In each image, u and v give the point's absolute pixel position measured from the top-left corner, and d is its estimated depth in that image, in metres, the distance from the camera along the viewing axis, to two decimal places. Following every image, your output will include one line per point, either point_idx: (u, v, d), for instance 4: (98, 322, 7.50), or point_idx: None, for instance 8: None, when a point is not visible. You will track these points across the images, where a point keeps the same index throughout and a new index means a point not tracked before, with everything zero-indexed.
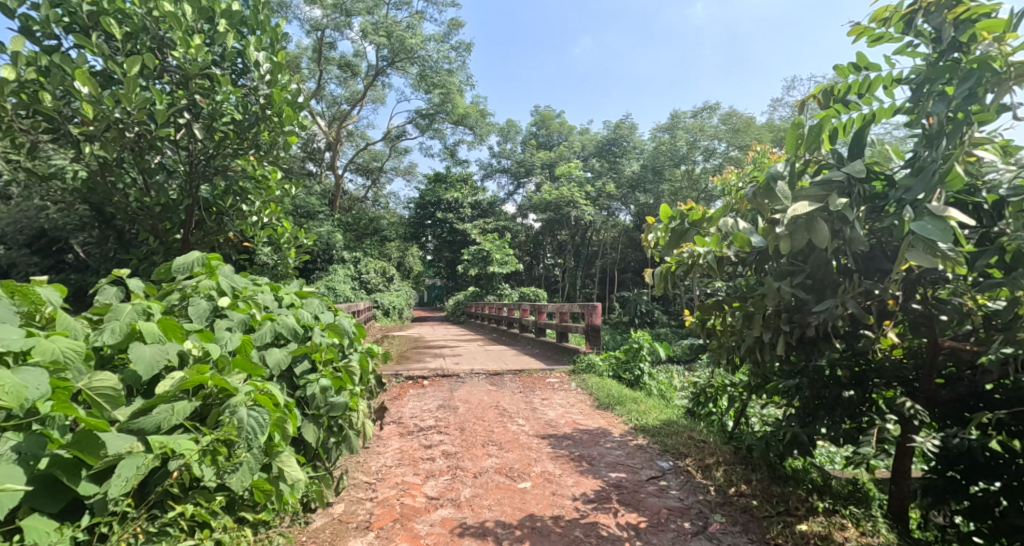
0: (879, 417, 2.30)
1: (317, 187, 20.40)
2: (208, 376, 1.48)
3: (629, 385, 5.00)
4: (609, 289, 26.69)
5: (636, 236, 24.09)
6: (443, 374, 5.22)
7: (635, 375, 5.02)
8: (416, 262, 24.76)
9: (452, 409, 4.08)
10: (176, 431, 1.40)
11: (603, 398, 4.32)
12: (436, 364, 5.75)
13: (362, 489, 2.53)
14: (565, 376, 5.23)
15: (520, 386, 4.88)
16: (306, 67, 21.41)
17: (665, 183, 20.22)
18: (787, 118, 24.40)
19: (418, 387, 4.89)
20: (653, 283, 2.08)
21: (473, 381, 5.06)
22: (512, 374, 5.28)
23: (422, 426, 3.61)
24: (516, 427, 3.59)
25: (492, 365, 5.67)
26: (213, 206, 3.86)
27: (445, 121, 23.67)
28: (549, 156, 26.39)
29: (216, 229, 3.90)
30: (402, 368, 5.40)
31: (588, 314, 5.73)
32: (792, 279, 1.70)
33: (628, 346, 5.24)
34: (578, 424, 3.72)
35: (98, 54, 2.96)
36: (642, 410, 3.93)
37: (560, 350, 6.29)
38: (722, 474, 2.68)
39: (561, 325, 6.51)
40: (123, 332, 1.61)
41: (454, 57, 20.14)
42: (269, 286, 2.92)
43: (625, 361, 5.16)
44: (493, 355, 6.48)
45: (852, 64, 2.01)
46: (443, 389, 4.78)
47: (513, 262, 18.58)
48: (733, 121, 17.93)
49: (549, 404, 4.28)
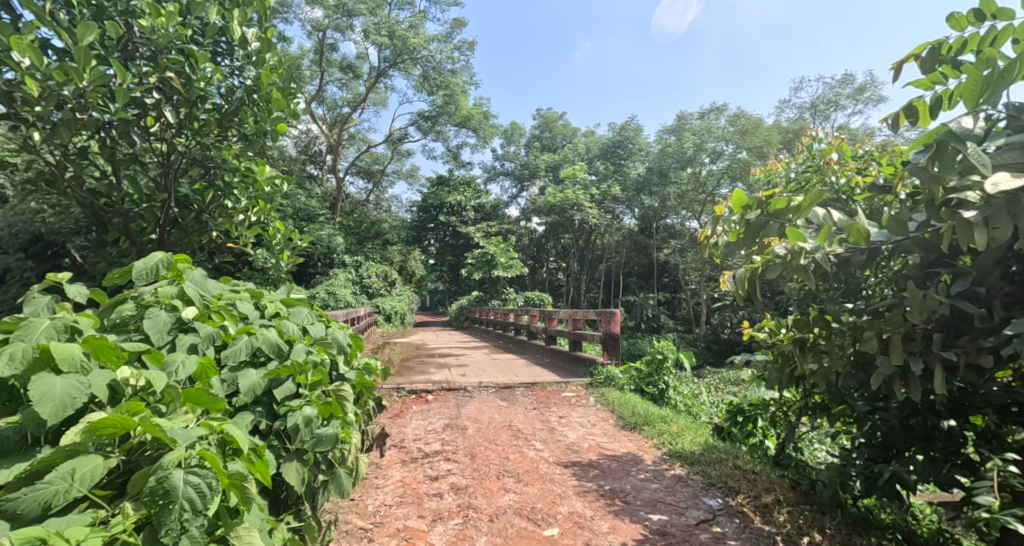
0: (992, 454, 1.86)
1: (317, 190, 20.08)
2: (133, 423, 1.07)
3: (652, 401, 4.57)
4: (613, 293, 26.27)
5: (641, 240, 23.71)
6: (448, 387, 4.81)
7: (659, 389, 4.61)
8: (419, 266, 24.41)
9: (460, 429, 3.66)
10: (78, 507, 0.99)
11: (627, 416, 3.89)
12: (440, 375, 5.33)
13: (355, 540, 2.10)
14: (581, 390, 4.80)
15: (533, 402, 4.45)
16: (307, 69, 21.19)
17: (671, 185, 19.86)
18: (794, 120, 24.00)
19: (422, 402, 4.47)
20: (737, 289, 1.65)
21: (482, 396, 4.64)
22: (524, 387, 4.87)
23: (427, 451, 3.19)
24: (534, 453, 3.16)
25: (503, 377, 5.25)
26: (194, 204, 3.44)
27: (448, 123, 23.39)
28: (553, 159, 26.06)
29: (197, 230, 3.46)
30: (404, 381, 4.98)
31: (606, 322, 5.30)
32: (954, 287, 1.55)
33: (650, 358, 4.83)
34: (603, 449, 3.29)
35: (50, 24, 2.56)
36: (674, 431, 3.50)
37: (573, 360, 5.86)
38: (787, 519, 2.24)
39: (574, 334, 6.08)
40: (28, 360, 1.20)
41: (457, 57, 19.84)
42: (250, 293, 2.48)
43: (647, 374, 4.74)
44: (501, 366, 6.06)
45: (974, 12, 1.62)
46: (449, 405, 4.34)
47: (517, 266, 18.18)
48: (740, 122, 17.51)
49: (568, 423, 3.85)
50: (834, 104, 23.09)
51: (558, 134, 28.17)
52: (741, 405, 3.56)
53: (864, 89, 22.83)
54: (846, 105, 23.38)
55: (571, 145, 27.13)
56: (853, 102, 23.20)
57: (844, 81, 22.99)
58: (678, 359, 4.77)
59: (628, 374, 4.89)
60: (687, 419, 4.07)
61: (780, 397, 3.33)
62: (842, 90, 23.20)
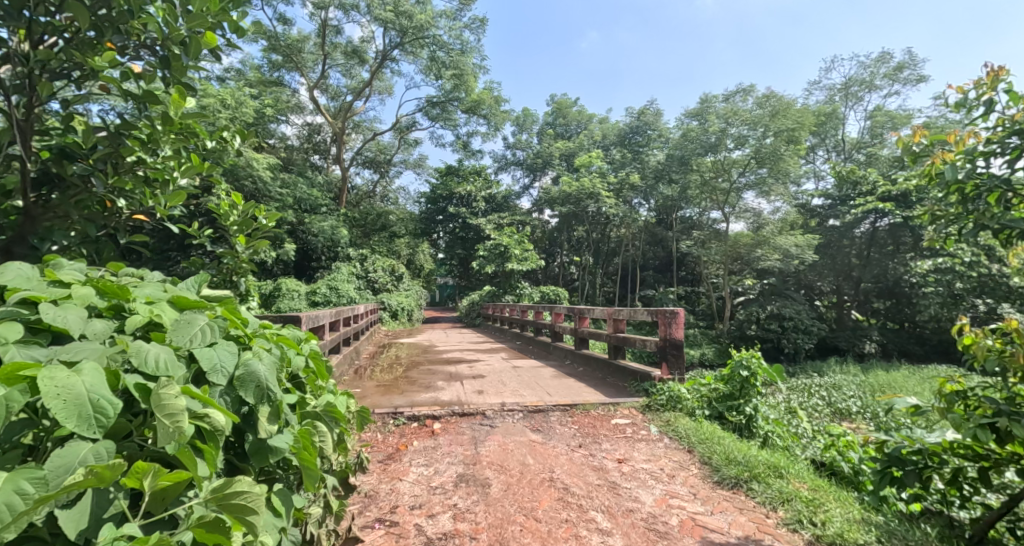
0: None
1: (320, 179, 19.15)
2: None
3: (737, 432, 3.40)
4: (631, 288, 25.07)
5: (659, 231, 22.60)
6: (461, 410, 3.66)
7: (746, 417, 3.45)
8: (427, 260, 23.35)
9: (481, 486, 2.53)
10: None
11: (722, 465, 2.69)
12: (450, 393, 4.18)
13: None
14: (637, 416, 3.66)
15: (578, 437, 3.31)
16: (310, 54, 20.30)
17: (694, 173, 18.42)
18: (823, 103, 22.60)
19: (426, 436, 3.29)
20: None
21: (506, 424, 3.49)
22: (560, 411, 3.74)
23: (432, 536, 2.04)
24: (599, 541, 2.00)
25: (533, 394, 4.12)
26: (78, 156, 2.20)
27: (458, 109, 22.25)
28: (568, 147, 24.97)
29: (83, 192, 2.25)
30: (403, 403, 3.84)
31: (665, 324, 4.12)
32: None
33: (729, 374, 3.65)
34: (705, 531, 2.11)
35: None
36: (808, 495, 2.31)
37: (617, 373, 4.72)
38: None
39: (615, 338, 4.91)
40: None
41: (468, 36, 18.69)
42: (95, 287, 1.36)
43: (727, 395, 3.60)
44: (524, 377, 4.94)
45: None
46: (464, 441, 3.20)
47: (532, 259, 16.94)
48: (770, 104, 15.84)
49: (633, 474, 2.71)
50: (869, 84, 21.62)
51: (572, 121, 26.88)
52: (900, 454, 2.36)
53: (901, 68, 21.27)
54: (880, 86, 21.90)
55: (585, 132, 25.88)
56: (889, 82, 21.67)
57: (880, 59, 21.43)
58: (766, 377, 3.58)
59: (698, 396, 3.71)
60: (796, 466, 2.90)
61: (981, 450, 2.17)
62: (878, 69, 21.59)
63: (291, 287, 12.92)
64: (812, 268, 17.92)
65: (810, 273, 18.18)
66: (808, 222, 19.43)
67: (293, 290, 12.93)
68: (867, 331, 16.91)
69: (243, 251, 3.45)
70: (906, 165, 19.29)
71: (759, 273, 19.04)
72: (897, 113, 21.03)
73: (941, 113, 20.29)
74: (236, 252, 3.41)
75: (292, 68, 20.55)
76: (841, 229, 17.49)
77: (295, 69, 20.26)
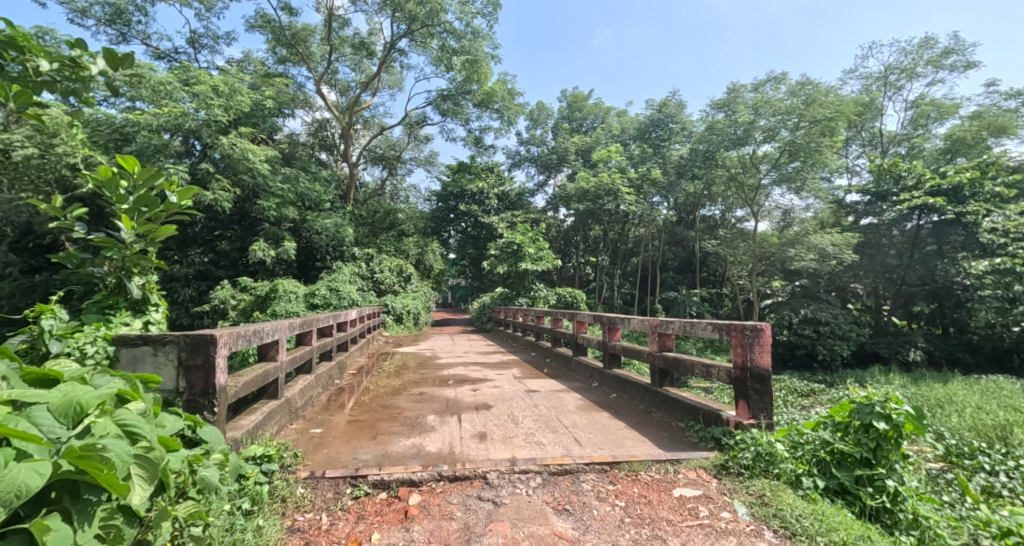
0: None
1: (325, 175, 18.19)
2: None
3: (877, 523, 2.18)
4: (651, 290, 23.63)
5: (680, 231, 21.34)
6: (450, 472, 2.51)
7: (889, 496, 2.24)
8: (437, 260, 21.47)
9: None
10: None
11: None
12: (439, 438, 3.03)
13: None
14: (714, 485, 2.48)
15: (629, 524, 2.15)
16: (316, 46, 19.38)
17: (719, 168, 17.05)
18: (860, 93, 20.99)
19: (395, 522, 2.15)
20: None
21: (518, 498, 2.34)
22: (598, 475, 2.56)
23: None
24: None
25: (558, 443, 2.94)
26: None
27: (469, 102, 21.13)
28: (585, 141, 23.64)
29: None
30: (370, 457, 2.71)
31: (741, 346, 2.92)
32: None
33: (854, 427, 2.43)
34: None
35: None
36: None
37: (667, 407, 3.55)
38: None
39: (662, 360, 3.74)
40: None
41: (480, 22, 17.55)
42: None
43: (860, 457, 2.37)
44: (543, 410, 3.79)
45: None
46: (448, 534, 2.04)
47: (548, 259, 15.74)
48: (805, 91, 14.37)
49: None
50: (911, 71, 19.94)
51: (588, 115, 25.60)
52: None
53: (947, 54, 19.54)
54: (924, 73, 20.20)
55: (602, 126, 24.59)
56: (934, 69, 19.97)
57: (924, 44, 19.68)
58: (909, 433, 2.38)
59: (803, 455, 2.50)
60: None
61: None
62: (921, 55, 19.89)
63: (288, 288, 11.98)
64: (848, 268, 16.32)
65: (845, 275, 16.33)
66: (843, 220, 17.90)
67: (291, 291, 11.95)
68: (911, 338, 15.02)
69: (132, 239, 2.46)
70: (953, 157, 17.65)
71: (790, 274, 17.62)
72: (943, 102, 19.30)
73: (993, 101, 18.63)
74: (123, 240, 2.44)
75: (297, 62, 19.72)
76: (880, 227, 15.80)
77: (301, 61, 19.38)
